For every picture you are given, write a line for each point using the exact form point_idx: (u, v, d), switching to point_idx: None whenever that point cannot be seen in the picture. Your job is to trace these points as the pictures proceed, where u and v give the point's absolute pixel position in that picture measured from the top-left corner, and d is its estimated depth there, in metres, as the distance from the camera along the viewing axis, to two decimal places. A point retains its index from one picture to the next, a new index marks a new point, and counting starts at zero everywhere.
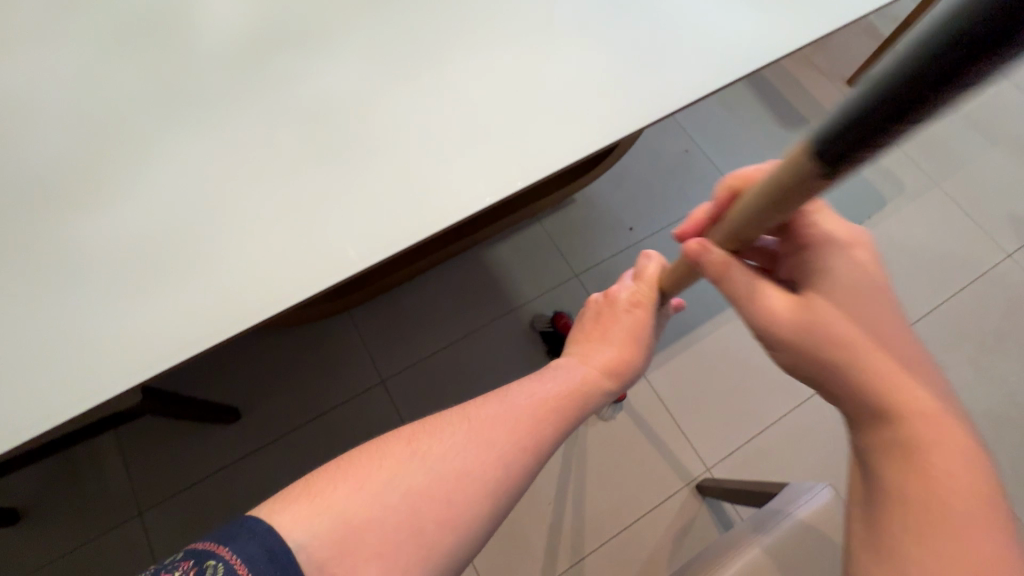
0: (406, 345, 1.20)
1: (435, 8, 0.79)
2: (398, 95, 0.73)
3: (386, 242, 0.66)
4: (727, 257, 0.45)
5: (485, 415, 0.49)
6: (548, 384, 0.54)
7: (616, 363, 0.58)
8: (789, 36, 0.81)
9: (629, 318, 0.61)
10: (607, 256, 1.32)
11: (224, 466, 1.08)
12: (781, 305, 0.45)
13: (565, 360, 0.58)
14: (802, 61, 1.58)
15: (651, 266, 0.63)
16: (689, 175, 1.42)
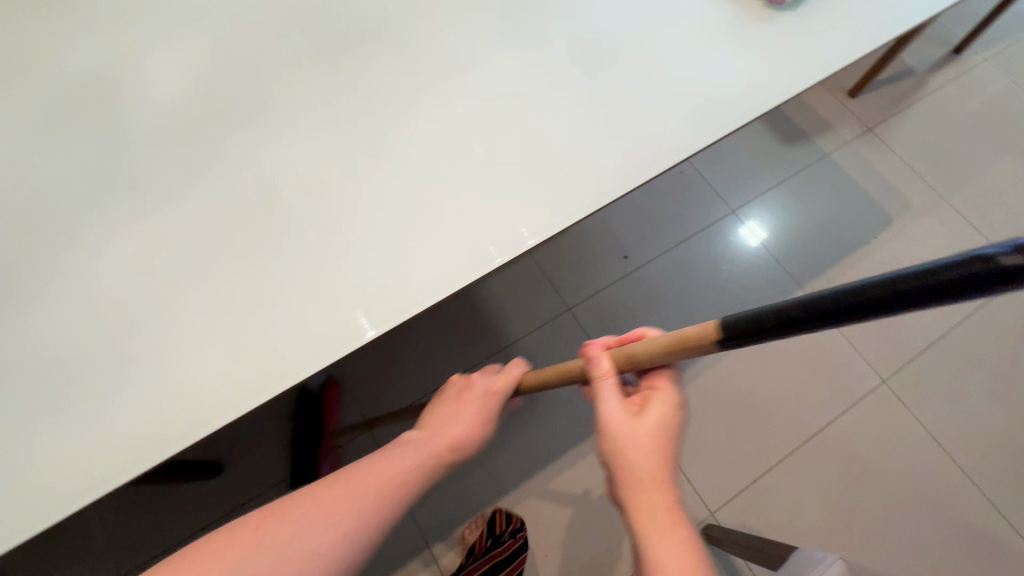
0: (393, 389, 1.16)
1: (395, 79, 0.84)
2: (380, 181, 0.78)
3: (392, 312, 0.71)
4: (610, 371, 0.56)
5: (334, 495, 0.53)
6: (395, 460, 0.57)
7: (461, 441, 0.62)
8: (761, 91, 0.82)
9: (482, 400, 0.65)
10: (601, 288, 1.27)
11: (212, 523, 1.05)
12: (626, 416, 0.53)
13: (411, 435, 0.62)
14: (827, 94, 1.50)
15: (517, 368, 0.70)
16: (686, 199, 1.36)
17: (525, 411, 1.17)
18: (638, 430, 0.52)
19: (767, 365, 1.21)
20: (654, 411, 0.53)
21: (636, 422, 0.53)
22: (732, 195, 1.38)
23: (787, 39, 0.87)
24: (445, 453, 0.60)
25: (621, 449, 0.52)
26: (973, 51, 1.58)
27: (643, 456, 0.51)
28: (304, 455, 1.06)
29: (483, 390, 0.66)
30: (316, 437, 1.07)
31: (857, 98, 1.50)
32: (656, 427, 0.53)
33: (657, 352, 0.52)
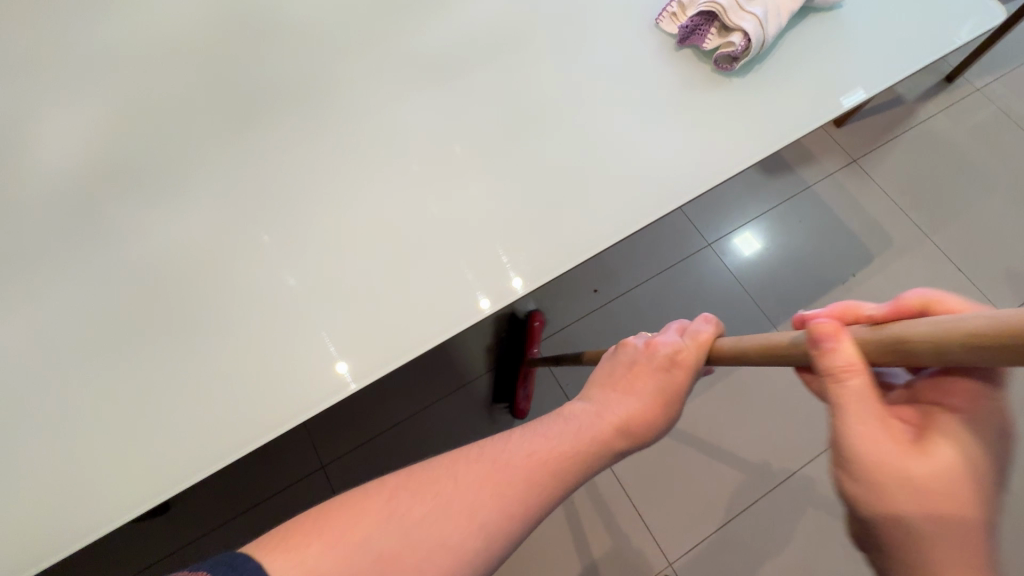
0: (348, 426, 1.11)
1: (332, 147, 0.91)
2: (344, 250, 0.84)
3: (364, 369, 0.78)
4: (857, 363, 0.42)
5: (474, 474, 0.51)
6: (556, 436, 0.56)
7: (635, 420, 0.58)
8: (704, 164, 0.85)
9: (664, 378, 0.59)
10: (568, 322, 1.23)
11: (156, 564, 1.00)
12: (893, 444, 0.41)
13: (579, 411, 0.59)
14: (819, 138, 1.44)
15: (706, 333, 0.61)
16: (663, 233, 1.32)
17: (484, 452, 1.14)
18: (921, 470, 0.40)
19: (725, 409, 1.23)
20: (942, 447, 0.40)
21: (912, 458, 0.40)
22: (710, 229, 1.34)
23: (729, 109, 0.88)
24: (619, 433, 0.57)
25: (884, 486, 0.40)
26: (966, 80, 1.53)
27: (932, 504, 0.39)
28: (501, 382, 1.15)
29: (660, 357, 0.60)
30: (514, 364, 1.14)
31: (843, 127, 1.45)
32: (948, 467, 0.40)
33: (941, 347, 0.37)
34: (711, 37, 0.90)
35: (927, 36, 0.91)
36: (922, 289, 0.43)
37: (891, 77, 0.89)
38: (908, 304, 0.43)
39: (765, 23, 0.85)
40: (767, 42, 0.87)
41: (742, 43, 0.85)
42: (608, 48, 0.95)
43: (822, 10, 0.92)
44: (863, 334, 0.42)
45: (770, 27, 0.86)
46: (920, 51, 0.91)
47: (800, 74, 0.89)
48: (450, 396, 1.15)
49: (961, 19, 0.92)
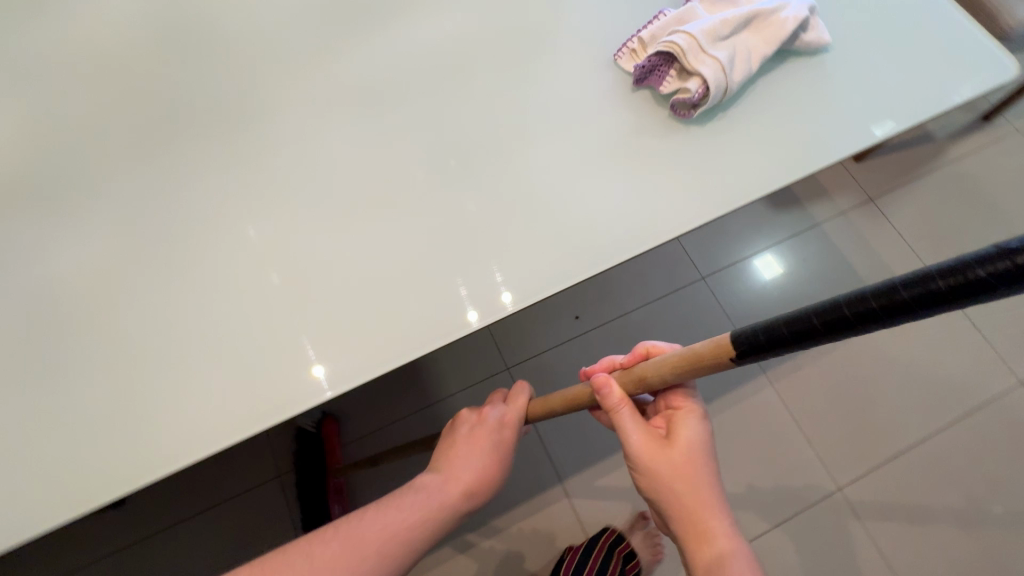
0: (314, 436, 1.10)
1: (273, 146, 0.79)
2: (266, 263, 0.73)
3: (265, 414, 0.65)
4: (624, 399, 0.57)
5: (331, 550, 0.54)
6: (417, 501, 0.59)
7: (480, 479, 0.62)
8: (687, 202, 0.68)
9: (497, 437, 0.65)
10: (546, 349, 1.18)
11: (108, 556, 1.01)
12: (650, 443, 0.56)
13: (432, 476, 0.62)
14: (835, 173, 1.35)
15: (521, 396, 0.70)
16: (655, 263, 1.26)
17: None
18: (671, 455, 0.55)
19: None
20: (684, 433, 0.56)
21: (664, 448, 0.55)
22: (706, 263, 1.27)
23: (702, 150, 0.70)
24: (467, 498, 0.61)
25: (658, 474, 0.54)
26: (1005, 121, 1.41)
27: (688, 478, 0.54)
28: (310, 500, 1.03)
29: (494, 421, 0.66)
30: (320, 481, 1.03)
31: (861, 163, 1.36)
32: (688, 445, 0.56)
33: (667, 375, 0.53)
34: (670, 78, 0.71)
35: (945, 71, 0.71)
36: (646, 341, 0.62)
37: (902, 122, 0.68)
38: (639, 353, 0.62)
39: (731, 66, 0.67)
40: (736, 85, 0.68)
41: (698, 90, 0.68)
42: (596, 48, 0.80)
43: (805, 53, 0.73)
44: (621, 378, 0.58)
45: (736, 71, 0.68)
46: (934, 92, 0.70)
47: (787, 118, 0.70)
48: (415, 415, 1.12)
49: (989, 51, 0.71)
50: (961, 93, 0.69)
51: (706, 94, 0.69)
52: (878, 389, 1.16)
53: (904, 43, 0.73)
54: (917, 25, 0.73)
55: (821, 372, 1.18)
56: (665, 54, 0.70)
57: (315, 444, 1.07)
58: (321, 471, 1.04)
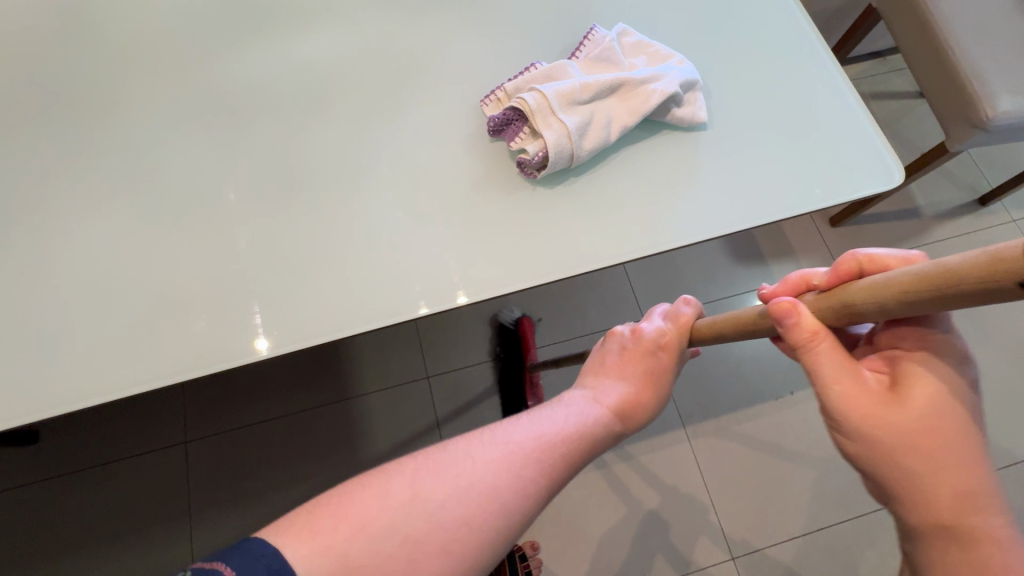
0: (224, 412, 1.11)
1: (137, 80, 0.67)
2: (77, 224, 0.61)
3: (30, 406, 0.55)
4: (821, 329, 0.37)
5: (492, 455, 0.42)
6: (561, 417, 0.47)
7: (629, 403, 0.51)
8: (559, 250, 0.55)
9: (656, 360, 0.53)
10: (470, 363, 1.18)
11: (10, 488, 1.04)
12: (870, 396, 0.36)
13: (574, 396, 0.50)
14: (807, 233, 1.30)
15: (686, 314, 0.56)
16: (599, 295, 1.25)
17: (338, 472, 1.10)
18: (906, 413, 0.35)
19: (608, 495, 1.09)
20: (923, 386, 0.35)
21: (889, 406, 0.35)
22: (649, 300, 1.25)
23: (539, 208, 0.57)
24: (620, 422, 0.50)
25: (885, 442, 0.35)
26: (1003, 209, 1.34)
27: (930, 456, 0.35)
28: (512, 389, 1.15)
29: (654, 344, 0.54)
30: (519, 373, 1.15)
31: (838, 228, 1.31)
32: (931, 408, 0.35)
33: (896, 300, 0.33)
34: (518, 132, 0.52)
35: (813, 166, 0.58)
36: (855, 247, 0.39)
37: (748, 218, 0.56)
38: (847, 265, 0.38)
39: (582, 133, 0.49)
40: (588, 155, 0.50)
41: (534, 154, 0.50)
42: (504, 35, 0.65)
43: (681, 129, 0.58)
44: (820, 303, 0.38)
45: (591, 139, 0.50)
46: (796, 188, 0.57)
47: (632, 189, 0.56)
48: (326, 408, 1.13)
49: (874, 151, 0.59)
50: (825, 197, 0.57)
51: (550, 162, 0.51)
52: (792, 464, 1.13)
53: (793, 117, 0.60)
54: (799, 103, 0.61)
55: (744, 433, 1.14)
56: (513, 104, 0.51)
57: (511, 338, 1.18)
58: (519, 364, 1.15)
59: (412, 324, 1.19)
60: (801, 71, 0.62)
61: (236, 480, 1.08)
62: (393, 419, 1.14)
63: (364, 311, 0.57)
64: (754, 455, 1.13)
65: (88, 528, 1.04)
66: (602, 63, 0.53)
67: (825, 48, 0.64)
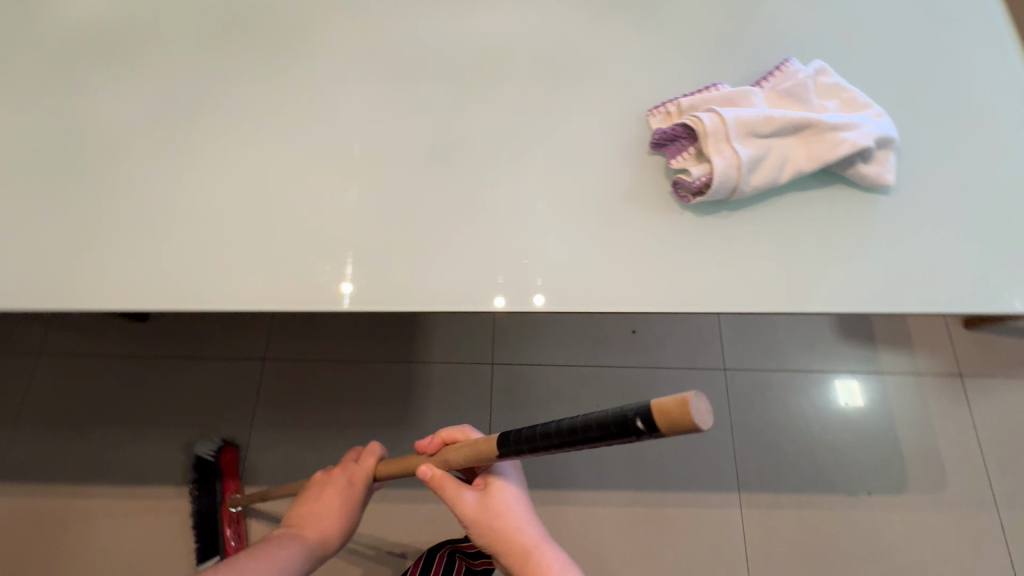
0: (302, 341, 1.18)
1: (316, 18, 0.70)
2: (237, 141, 0.64)
3: (153, 293, 0.57)
4: (443, 477, 0.57)
5: None
6: (273, 561, 0.58)
7: (330, 533, 0.62)
8: (692, 279, 0.52)
9: (344, 495, 0.64)
10: (535, 363, 1.17)
11: (114, 355, 1.17)
12: (468, 499, 0.57)
13: (290, 533, 0.61)
14: (933, 328, 1.17)
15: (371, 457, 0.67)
16: (682, 331, 1.19)
17: (387, 428, 1.13)
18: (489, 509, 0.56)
19: (644, 536, 1.06)
20: (497, 484, 0.58)
21: (478, 503, 0.57)
22: (734, 351, 1.18)
23: (678, 231, 0.54)
24: (319, 550, 0.61)
25: (485, 522, 0.56)
26: None
27: (499, 519, 0.56)
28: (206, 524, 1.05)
29: (344, 479, 0.65)
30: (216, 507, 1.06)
31: (970, 330, 1.16)
32: (498, 492, 0.58)
33: (460, 459, 0.55)
34: (683, 151, 0.50)
35: (1008, 261, 0.51)
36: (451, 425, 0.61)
37: (916, 299, 0.50)
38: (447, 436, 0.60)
39: (754, 167, 0.46)
40: (753, 191, 0.46)
41: (695, 179, 0.47)
42: (680, 50, 0.62)
43: (858, 186, 0.53)
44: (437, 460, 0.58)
45: (760, 176, 0.46)
46: (979, 281, 0.50)
47: (785, 238, 0.52)
48: (391, 366, 1.17)
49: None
50: (1010, 300, 0.50)
51: (709, 189, 0.48)
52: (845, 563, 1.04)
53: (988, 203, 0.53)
54: (1007, 188, 0.53)
55: (800, 518, 1.07)
56: (684, 122, 0.49)
57: (208, 473, 1.07)
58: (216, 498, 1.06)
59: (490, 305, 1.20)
60: (1015, 153, 0.55)
61: (297, 406, 1.14)
62: (450, 393, 1.15)
63: (475, 287, 0.56)
64: (805, 542, 1.05)
65: (165, 411, 1.13)
66: (789, 97, 0.49)
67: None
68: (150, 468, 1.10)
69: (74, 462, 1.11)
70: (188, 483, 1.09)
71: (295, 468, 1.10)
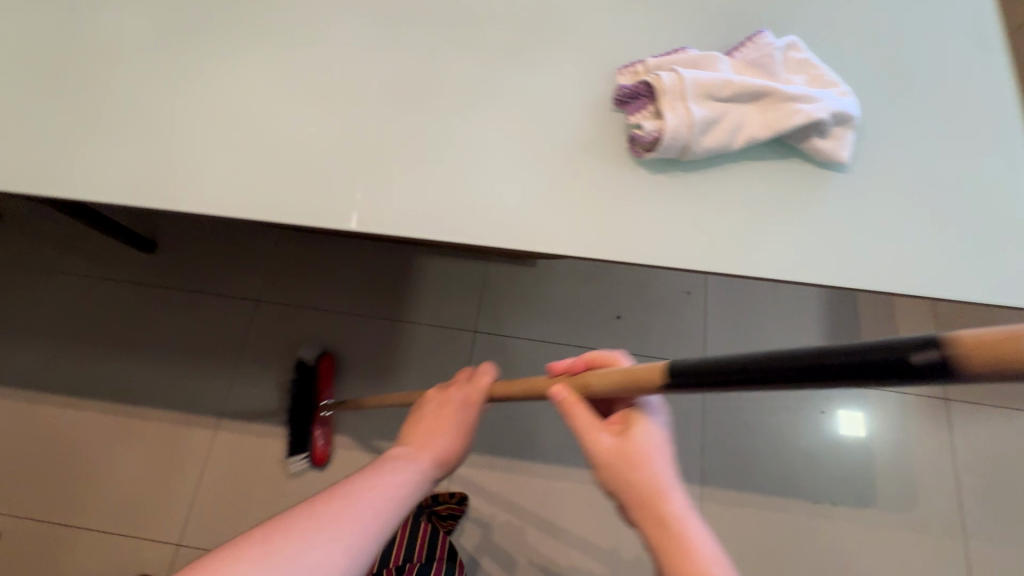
0: (296, 286, 1.22)
1: None
2: (234, 62, 0.67)
3: (144, 193, 0.61)
4: (577, 400, 0.48)
5: (330, 515, 0.44)
6: (392, 475, 0.49)
7: (450, 454, 0.55)
8: (642, 235, 0.53)
9: (462, 415, 0.58)
10: (517, 334, 1.19)
11: (119, 280, 1.23)
12: (603, 442, 0.46)
13: (405, 448, 0.54)
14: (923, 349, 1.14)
15: (486, 378, 0.62)
16: (666, 319, 1.20)
17: (366, 380, 1.17)
18: (625, 454, 0.45)
19: (604, 518, 1.07)
20: (642, 425, 0.46)
21: (617, 443, 0.45)
22: (716, 346, 1.17)
23: (633, 188, 0.55)
24: (435, 472, 0.53)
25: (620, 472, 0.44)
26: None
27: (643, 471, 0.44)
28: (298, 425, 1.12)
29: (460, 400, 0.59)
30: (309, 411, 1.12)
31: None
32: (644, 438, 0.45)
33: (610, 380, 0.45)
34: (643, 108, 0.52)
35: (959, 251, 0.51)
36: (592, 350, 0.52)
37: (867, 280, 0.50)
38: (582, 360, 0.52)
39: (704, 128, 0.48)
40: (703, 152, 0.49)
41: (649, 133, 0.49)
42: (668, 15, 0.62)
43: (815, 162, 0.53)
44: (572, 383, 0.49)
45: (711, 138, 0.49)
46: (931, 268, 0.51)
47: (738, 205, 0.53)
48: (378, 320, 1.20)
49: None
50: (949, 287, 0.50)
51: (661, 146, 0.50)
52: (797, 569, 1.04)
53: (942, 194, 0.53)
54: (964, 179, 0.54)
55: (759, 518, 1.06)
56: (647, 79, 0.51)
57: (309, 378, 1.15)
58: (310, 403, 1.13)
59: (481, 271, 1.23)
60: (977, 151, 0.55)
61: (284, 347, 1.19)
62: (431, 353, 1.19)
63: (434, 221, 0.57)
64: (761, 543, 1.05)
65: (162, 336, 1.19)
66: (754, 69, 0.51)
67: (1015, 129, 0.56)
68: (141, 391, 1.16)
69: (73, 378, 1.17)
70: (173, 407, 1.15)
71: (276, 405, 1.15)
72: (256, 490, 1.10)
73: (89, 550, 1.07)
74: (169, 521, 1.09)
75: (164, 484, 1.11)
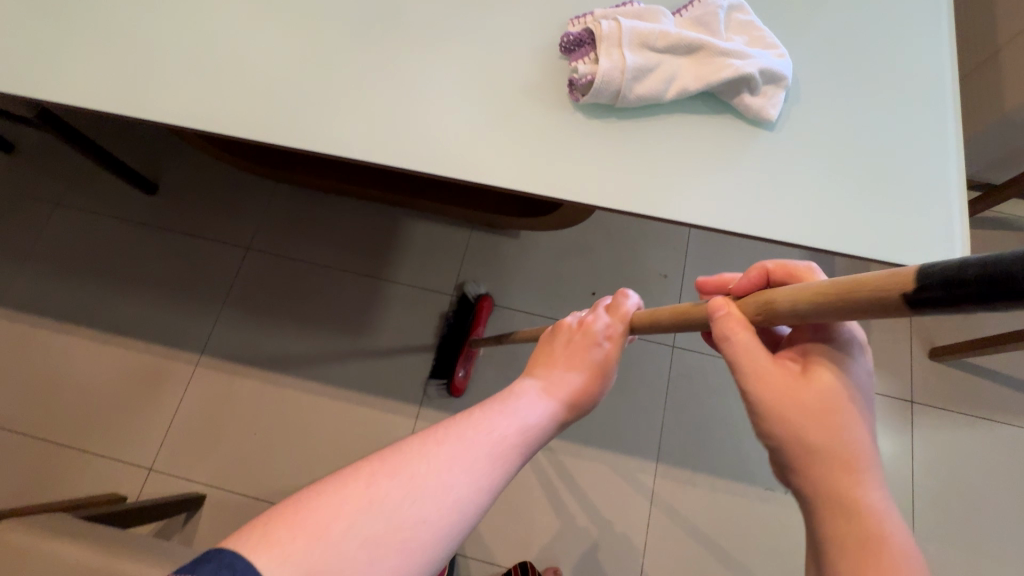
0: (285, 238, 1.27)
1: None
2: None
3: (86, 95, 0.60)
4: (744, 323, 0.40)
5: (447, 450, 0.39)
6: (515, 411, 0.43)
7: (581, 394, 0.47)
8: (577, 183, 0.55)
9: (597, 352, 0.49)
10: (493, 302, 1.22)
11: (119, 219, 1.28)
12: (780, 375, 0.38)
13: (525, 386, 0.46)
14: (894, 350, 1.14)
15: (624, 309, 0.53)
16: (639, 300, 1.21)
17: (343, 333, 1.21)
18: (803, 396, 0.37)
19: (559, 484, 1.11)
20: (827, 366, 0.37)
21: (800, 383, 0.37)
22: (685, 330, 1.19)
23: (573, 135, 0.56)
24: (567, 413, 0.46)
25: (795, 421, 0.36)
26: None
27: (828, 426, 0.36)
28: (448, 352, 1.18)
29: (597, 333, 0.51)
30: (459, 341, 1.17)
31: (933, 360, 1.13)
32: (830, 387, 0.37)
33: (800, 303, 0.35)
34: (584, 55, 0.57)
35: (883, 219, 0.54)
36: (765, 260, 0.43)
37: (784, 235, 0.53)
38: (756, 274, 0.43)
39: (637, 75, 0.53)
40: (635, 97, 0.54)
41: (583, 73, 0.54)
42: None
43: (744, 118, 0.56)
44: (745, 304, 0.41)
45: (643, 85, 0.54)
46: (855, 230, 0.54)
47: (670, 158, 0.55)
48: (361, 277, 1.24)
49: (954, 227, 0.54)
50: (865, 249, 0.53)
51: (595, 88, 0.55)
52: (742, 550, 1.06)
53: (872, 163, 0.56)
54: (901, 151, 0.56)
55: (710, 498, 1.09)
56: (590, 27, 0.56)
57: (468, 311, 1.20)
58: (464, 332, 1.18)
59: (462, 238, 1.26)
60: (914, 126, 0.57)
61: (269, 294, 1.23)
62: (408, 312, 1.22)
63: (377, 148, 0.57)
64: (708, 522, 1.08)
65: (153, 275, 1.24)
66: (698, 26, 0.56)
67: (959, 109, 0.58)
68: (130, 325, 1.21)
69: (68, 308, 1.23)
70: (159, 343, 1.20)
71: (254, 349, 1.20)
72: (231, 426, 1.16)
73: (65, 465, 1.13)
74: (146, 450, 1.14)
75: (141, 412, 1.16)
